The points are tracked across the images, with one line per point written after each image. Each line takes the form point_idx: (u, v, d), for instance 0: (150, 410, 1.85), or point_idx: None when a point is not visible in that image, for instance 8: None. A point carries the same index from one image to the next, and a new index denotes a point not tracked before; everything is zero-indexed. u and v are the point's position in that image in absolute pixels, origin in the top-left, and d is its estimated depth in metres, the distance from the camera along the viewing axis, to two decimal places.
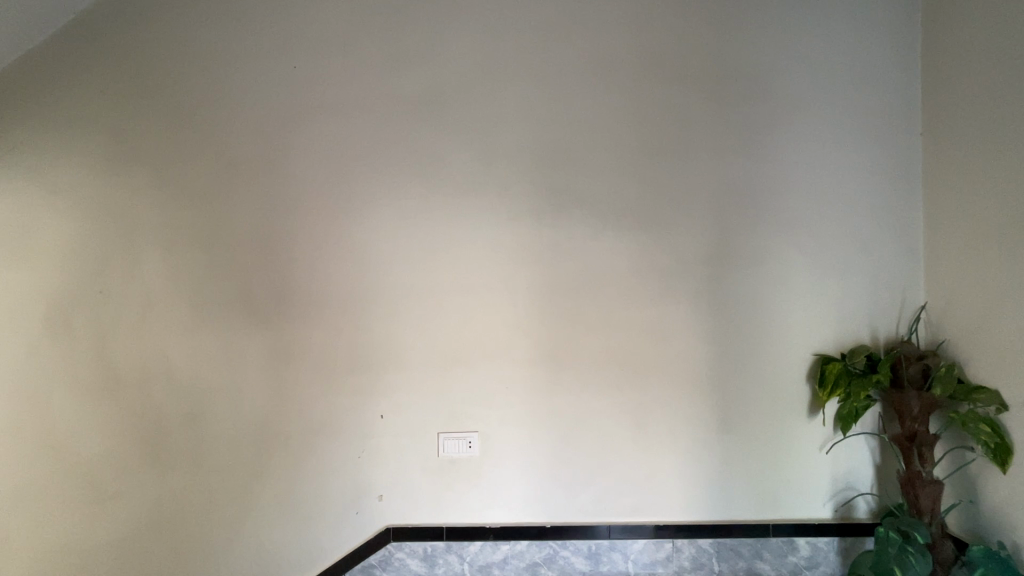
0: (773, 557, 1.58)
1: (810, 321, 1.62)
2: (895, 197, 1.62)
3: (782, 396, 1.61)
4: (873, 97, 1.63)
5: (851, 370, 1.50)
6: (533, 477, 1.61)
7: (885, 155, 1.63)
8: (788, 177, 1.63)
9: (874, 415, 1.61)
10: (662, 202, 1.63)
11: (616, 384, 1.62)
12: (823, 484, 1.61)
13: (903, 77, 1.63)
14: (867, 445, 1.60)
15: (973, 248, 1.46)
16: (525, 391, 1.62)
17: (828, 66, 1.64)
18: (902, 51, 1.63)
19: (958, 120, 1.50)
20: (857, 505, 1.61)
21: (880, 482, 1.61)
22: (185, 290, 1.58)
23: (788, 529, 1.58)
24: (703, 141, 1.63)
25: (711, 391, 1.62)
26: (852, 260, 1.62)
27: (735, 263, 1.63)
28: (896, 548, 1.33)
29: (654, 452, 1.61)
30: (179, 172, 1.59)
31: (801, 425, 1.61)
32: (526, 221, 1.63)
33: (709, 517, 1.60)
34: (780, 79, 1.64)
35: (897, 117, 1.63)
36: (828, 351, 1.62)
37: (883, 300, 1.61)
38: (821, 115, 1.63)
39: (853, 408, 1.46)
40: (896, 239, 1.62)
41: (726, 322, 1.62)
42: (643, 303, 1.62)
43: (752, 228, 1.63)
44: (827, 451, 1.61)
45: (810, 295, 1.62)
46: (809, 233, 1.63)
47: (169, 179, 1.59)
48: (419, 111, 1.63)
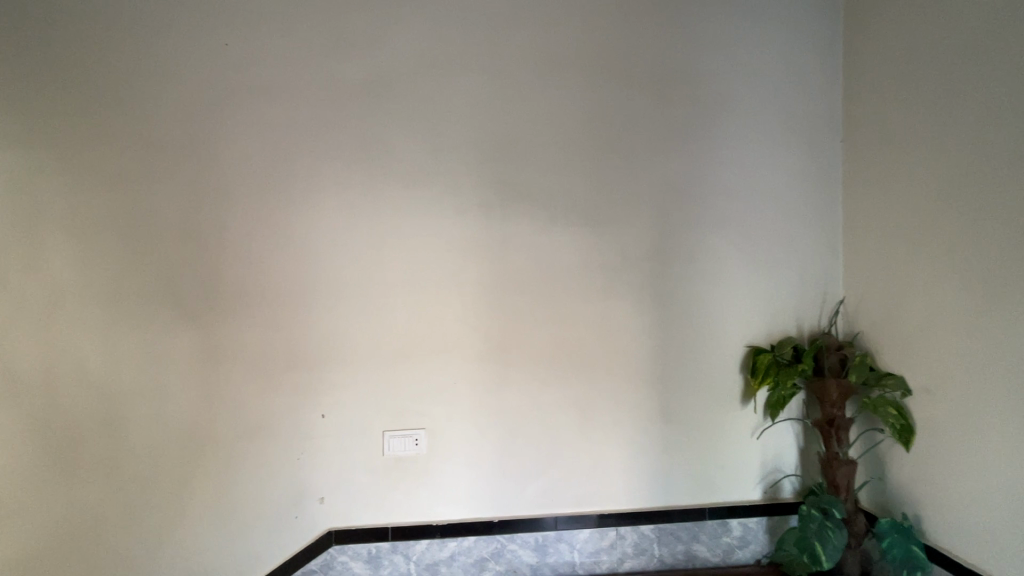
0: (708, 540, 1.66)
1: (743, 315, 1.71)
2: (819, 198, 1.74)
3: (719, 386, 1.70)
4: (801, 104, 1.74)
5: (779, 360, 1.61)
6: (480, 472, 1.61)
7: (811, 159, 1.74)
8: (725, 177, 1.71)
9: (799, 401, 1.73)
10: (608, 198, 1.67)
11: (563, 377, 1.64)
12: (754, 468, 1.71)
13: (827, 86, 1.75)
14: (792, 429, 1.72)
15: (884, 246, 1.59)
16: (474, 385, 1.61)
17: (762, 72, 1.73)
18: (826, 62, 1.75)
19: (872, 129, 1.63)
20: (783, 486, 1.72)
21: (804, 464, 1.73)
22: (89, 283, 1.42)
23: (722, 511, 1.67)
24: (647, 140, 1.68)
25: (653, 382, 1.67)
26: (782, 257, 1.73)
27: (676, 259, 1.69)
28: (817, 524, 1.43)
29: (599, 443, 1.65)
30: (73, 150, 1.41)
31: (735, 413, 1.70)
32: (474, 214, 1.61)
33: (651, 503, 1.67)
34: (718, 82, 1.71)
35: (821, 124, 1.75)
36: (759, 342, 1.72)
37: (808, 295, 1.73)
38: (755, 119, 1.72)
39: (780, 396, 1.57)
40: (819, 238, 1.74)
41: (667, 316, 1.68)
42: (590, 298, 1.65)
43: (692, 225, 1.70)
44: (758, 436, 1.71)
45: (743, 290, 1.71)
46: (743, 231, 1.71)
47: (74, 156, 1.42)
48: (364, 97, 1.57)
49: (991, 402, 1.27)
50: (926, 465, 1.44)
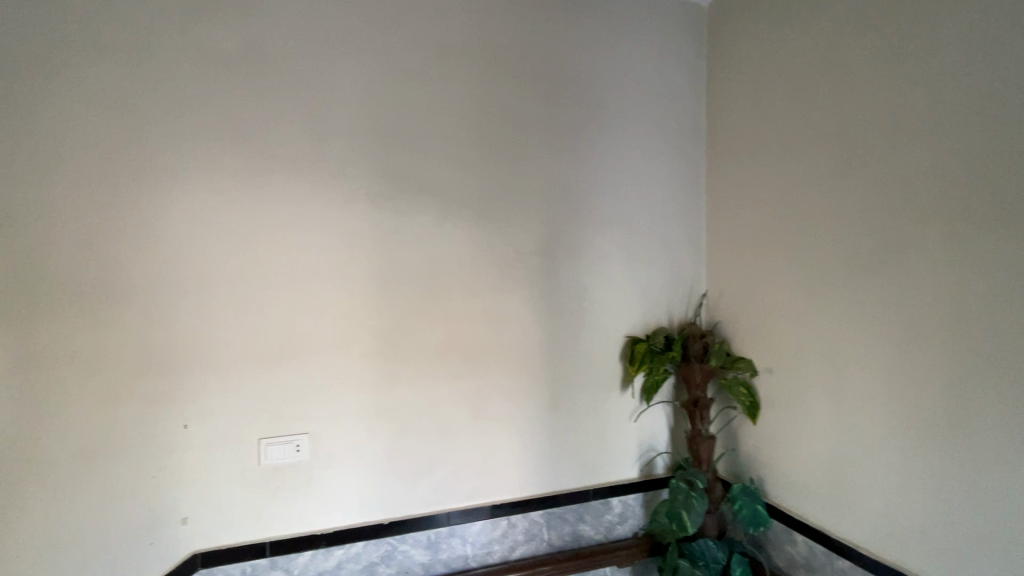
0: (592, 519, 1.77)
1: (623, 308, 1.84)
2: (687, 202, 1.93)
3: (602, 375, 1.81)
4: (673, 115, 1.91)
5: (653, 349, 1.76)
6: (370, 474, 1.55)
7: (680, 166, 1.92)
8: (608, 178, 1.82)
9: (669, 386, 1.91)
10: (500, 194, 1.69)
11: (457, 372, 1.64)
12: (632, 449, 1.85)
13: (693, 101, 1.94)
14: (664, 411, 1.90)
15: (737, 245, 1.80)
16: (364, 385, 1.54)
17: (640, 82, 1.86)
18: (693, 78, 1.94)
19: (728, 142, 1.85)
20: (656, 463, 1.89)
21: (673, 441, 1.92)
22: None
23: (605, 491, 1.79)
24: (537, 139, 1.73)
25: (542, 374, 1.74)
26: (656, 254, 1.89)
27: (563, 255, 1.77)
28: (683, 494, 1.59)
29: (492, 436, 1.68)
30: None
31: (616, 399, 1.83)
32: (362, 205, 1.54)
33: (540, 490, 1.73)
34: (602, 89, 1.82)
35: (689, 135, 1.93)
36: (637, 333, 1.86)
37: (677, 289, 1.91)
38: (634, 126, 1.86)
39: (655, 380, 1.74)
40: (687, 238, 1.93)
41: (555, 310, 1.75)
42: (483, 293, 1.67)
43: (578, 223, 1.78)
44: (635, 419, 1.86)
45: (623, 284, 1.84)
46: (624, 230, 1.84)
47: None
48: (236, 71, 1.42)
49: (816, 377, 1.50)
50: (768, 435, 1.66)
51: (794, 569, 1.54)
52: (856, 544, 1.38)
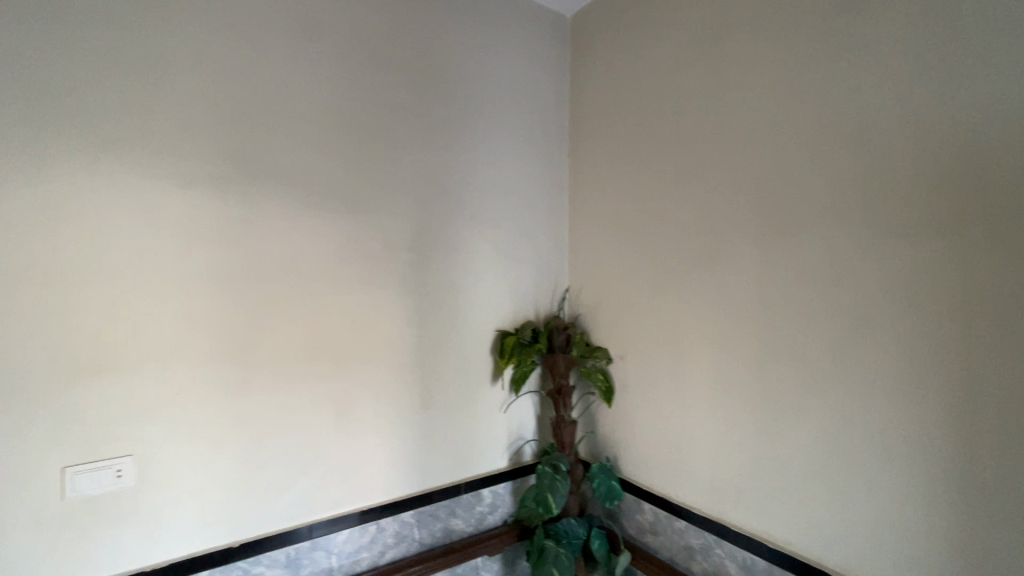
0: (464, 512, 1.78)
1: (493, 302, 1.88)
2: (551, 201, 2.04)
3: (473, 368, 1.84)
4: (539, 118, 2.00)
5: (521, 341, 1.84)
6: (215, 494, 1.37)
7: (546, 166, 2.02)
8: (478, 174, 1.84)
9: (536, 376, 2.00)
10: (367, 185, 1.61)
11: (320, 374, 1.53)
12: (502, 439, 1.91)
13: (558, 106, 2.05)
14: (531, 401, 1.99)
15: (596, 243, 1.95)
16: (207, 394, 1.36)
17: (509, 83, 1.92)
18: (557, 85, 2.05)
19: (589, 146, 1.98)
20: (524, 451, 1.97)
21: (539, 429, 2.02)
22: None
23: (476, 483, 1.81)
24: (407, 130, 1.68)
25: (413, 371, 1.70)
26: (524, 251, 1.96)
27: (434, 250, 1.75)
28: (548, 479, 1.69)
29: (359, 439, 1.60)
30: None
31: (486, 391, 1.87)
32: (203, 189, 1.35)
33: (410, 489, 1.70)
34: (473, 85, 1.83)
35: (554, 138, 2.04)
36: (507, 326, 1.92)
37: (543, 284, 2.01)
38: (503, 125, 1.90)
39: (523, 371, 1.82)
40: (552, 235, 2.04)
41: (426, 305, 1.73)
42: (348, 289, 1.57)
43: (449, 217, 1.78)
44: (505, 410, 1.92)
45: (493, 279, 1.88)
46: (494, 226, 1.88)
47: None
48: (25, 12, 1.14)
49: (660, 362, 1.69)
50: (621, 416, 1.83)
51: (643, 535, 1.72)
52: (691, 505, 1.58)
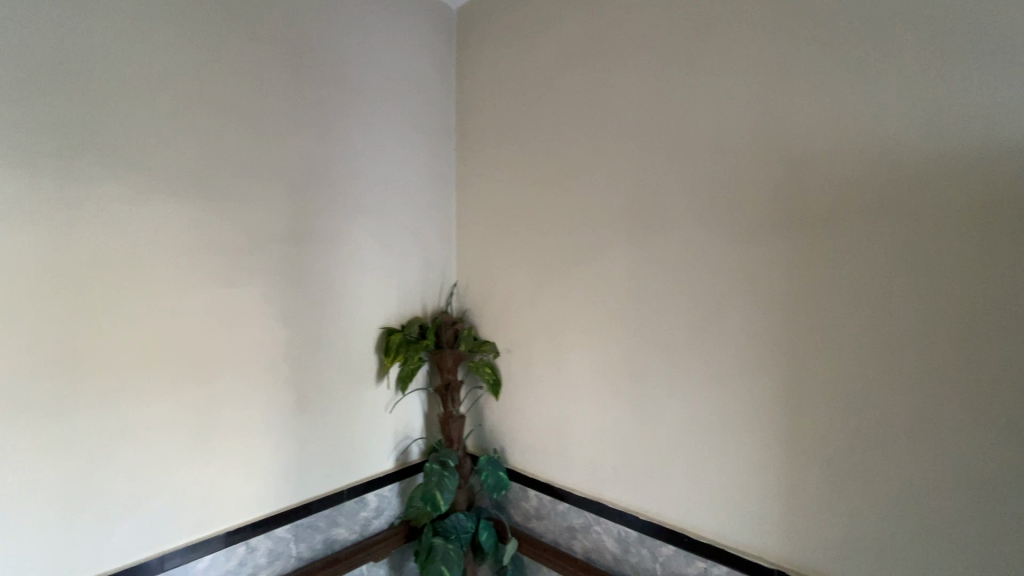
0: (346, 520, 1.69)
1: (377, 298, 1.80)
2: (438, 195, 2.00)
3: (356, 368, 1.75)
4: (425, 108, 1.95)
5: (407, 338, 1.79)
6: (20, 535, 1.12)
7: (433, 159, 1.98)
8: (360, 163, 1.74)
9: (423, 373, 1.97)
10: (231, 168, 1.43)
11: (174, 383, 1.34)
12: (387, 440, 1.84)
13: (444, 99, 2.02)
14: (418, 398, 1.95)
15: (483, 238, 1.96)
16: (17, 415, 1.11)
17: (393, 69, 1.84)
18: (443, 77, 2.02)
19: (475, 141, 1.98)
20: (411, 450, 1.93)
21: (427, 426, 1.99)
22: None
23: (360, 488, 1.73)
24: (278, 110, 1.53)
25: (287, 374, 1.57)
26: (410, 246, 1.90)
27: (311, 243, 1.62)
28: (436, 476, 1.67)
29: (223, 452, 1.43)
30: None
31: (371, 391, 1.79)
32: (6, 163, 1.09)
33: (283, 503, 1.56)
34: (353, 68, 1.73)
35: (440, 130, 2.01)
36: (392, 323, 1.85)
37: (430, 279, 1.97)
38: (387, 113, 1.82)
39: (409, 369, 1.78)
40: (439, 229, 2.00)
41: (302, 303, 1.60)
42: (207, 284, 1.39)
43: (328, 208, 1.66)
44: (391, 410, 1.85)
45: (377, 274, 1.80)
46: (378, 218, 1.80)
47: None
48: None
49: (545, 354, 1.75)
50: (508, 408, 1.87)
51: (529, 521, 1.78)
52: (573, 487, 1.67)
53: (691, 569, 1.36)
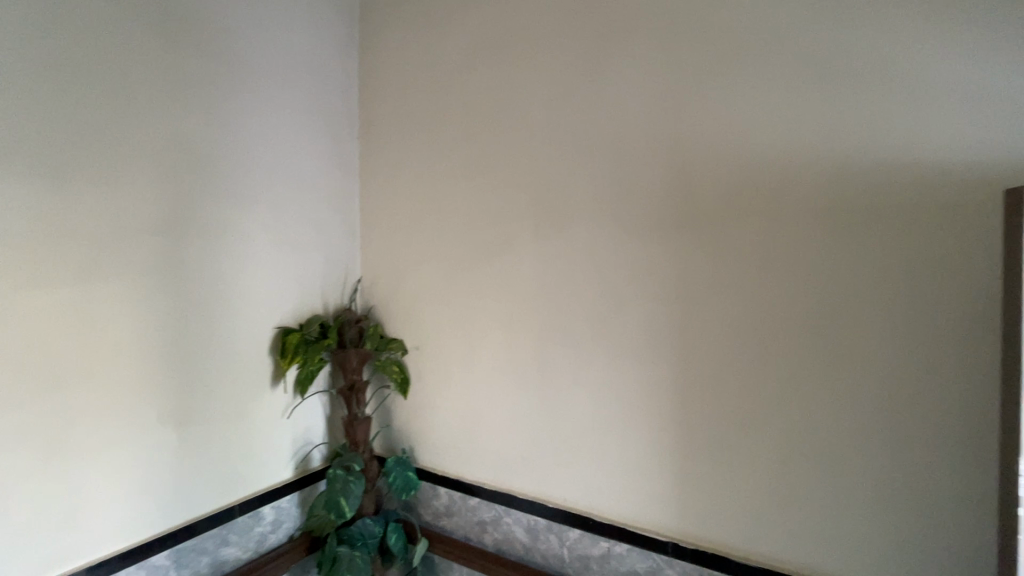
0: (238, 538, 1.56)
1: (271, 297, 1.66)
2: (340, 185, 1.89)
3: (247, 373, 1.60)
4: (325, 92, 1.82)
5: (306, 339, 1.68)
6: None
7: (334, 147, 1.86)
8: (250, 148, 1.59)
9: (324, 375, 1.86)
10: (87, 147, 1.23)
11: (12, 400, 1.14)
12: (285, 448, 1.72)
13: (346, 83, 1.90)
14: (320, 402, 1.84)
15: (389, 232, 1.88)
16: None
17: (287, 48, 1.70)
18: (345, 59, 1.90)
19: (381, 130, 1.89)
20: (312, 457, 1.81)
21: (330, 430, 1.88)
22: None
23: (254, 502, 1.60)
24: (146, 82, 1.34)
25: (162, 383, 1.40)
26: (309, 239, 1.78)
27: (191, 236, 1.45)
28: (341, 482, 1.59)
29: (81, 476, 1.25)
30: None
31: (265, 397, 1.65)
32: None
33: (160, 527, 1.40)
34: (240, 42, 1.57)
35: (342, 117, 1.89)
36: (289, 323, 1.72)
37: (331, 275, 1.86)
38: (280, 95, 1.68)
39: (309, 371, 1.67)
40: (341, 222, 1.90)
41: (181, 303, 1.43)
42: (55, 282, 1.19)
43: (211, 197, 1.50)
44: (288, 416, 1.73)
45: (270, 270, 1.66)
46: (271, 209, 1.66)
47: None
48: None
49: (454, 350, 1.73)
50: (417, 406, 1.83)
51: (438, 519, 1.77)
52: (483, 481, 1.68)
53: (596, 549, 1.44)
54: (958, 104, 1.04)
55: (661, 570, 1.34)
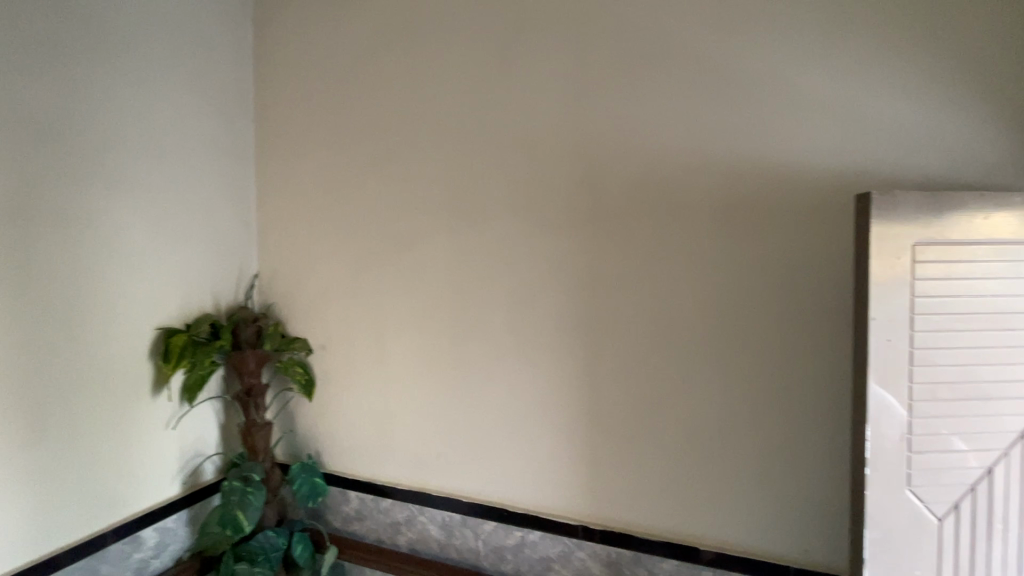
0: (112, 567, 1.38)
1: (150, 294, 1.48)
2: (233, 172, 1.72)
3: (122, 381, 1.42)
4: (212, 69, 1.65)
5: (195, 340, 1.52)
6: None
7: (225, 129, 1.69)
8: (118, 127, 1.40)
9: (217, 379, 1.70)
10: None
11: None
12: (170, 462, 1.55)
13: (238, 60, 1.73)
14: (212, 409, 1.68)
15: (290, 224, 1.76)
16: None
17: (164, 16, 1.51)
18: (237, 33, 1.73)
19: (279, 114, 1.75)
20: (203, 470, 1.65)
21: (225, 439, 1.73)
22: None
23: (131, 526, 1.43)
24: None
25: (6, 396, 1.20)
26: (195, 231, 1.61)
27: (42, 226, 1.25)
28: (238, 495, 1.47)
29: None
30: None
31: (144, 407, 1.48)
32: None
33: (4, 567, 1.19)
34: (103, 3, 1.37)
35: (233, 97, 1.72)
36: (173, 323, 1.55)
37: (223, 270, 1.70)
38: (156, 68, 1.49)
39: (199, 375, 1.53)
40: (234, 212, 1.74)
41: (31, 303, 1.24)
42: None
43: (68, 182, 1.30)
44: (174, 426, 1.56)
45: (148, 264, 1.48)
46: (147, 196, 1.48)
47: None
48: None
49: (364, 348, 1.66)
50: (324, 408, 1.74)
51: (349, 524, 1.69)
52: (396, 482, 1.63)
53: (510, 539, 1.46)
54: (821, 118, 1.20)
55: (571, 553, 1.40)
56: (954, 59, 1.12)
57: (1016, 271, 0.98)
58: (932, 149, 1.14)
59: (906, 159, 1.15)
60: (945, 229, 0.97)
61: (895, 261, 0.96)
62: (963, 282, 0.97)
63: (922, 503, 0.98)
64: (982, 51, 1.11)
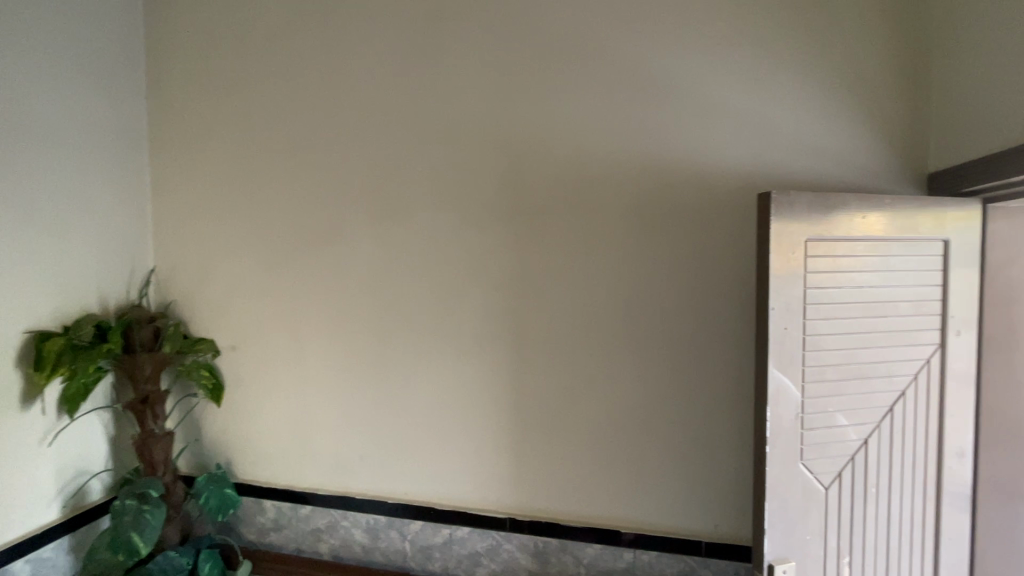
0: None
1: (17, 292, 1.29)
2: (121, 155, 1.54)
3: None
4: (93, 38, 1.46)
5: (76, 344, 1.35)
6: None
7: (110, 107, 1.51)
8: None
9: (105, 387, 1.53)
10: None
11: None
12: (47, 483, 1.37)
13: (125, 31, 1.55)
14: (99, 421, 1.50)
15: (191, 214, 1.60)
16: None
17: None
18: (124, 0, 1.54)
19: (177, 94, 1.59)
20: (89, 489, 1.48)
21: (115, 454, 1.55)
22: None
23: None
24: None
25: None
26: (74, 220, 1.42)
27: None
28: (132, 515, 1.32)
29: None
30: None
31: (12, 423, 1.29)
32: None
33: None
34: None
35: (121, 72, 1.54)
36: (47, 325, 1.36)
37: (110, 264, 1.52)
38: (21, 32, 1.29)
39: (81, 384, 1.34)
40: (124, 200, 1.55)
41: None
42: None
43: None
44: (51, 442, 1.38)
45: (13, 258, 1.28)
46: (10, 179, 1.28)
47: None
48: None
49: (279, 348, 1.56)
50: (234, 414, 1.61)
51: (264, 536, 1.59)
52: (317, 488, 1.55)
53: (438, 537, 1.44)
54: (728, 122, 1.28)
55: (499, 546, 1.40)
56: (839, 73, 1.24)
57: (886, 264, 1.11)
58: (821, 153, 1.26)
59: (799, 163, 1.26)
60: (832, 226, 1.07)
61: (790, 256, 1.05)
62: (845, 274, 1.08)
63: (812, 474, 1.08)
64: (860, 67, 1.24)
